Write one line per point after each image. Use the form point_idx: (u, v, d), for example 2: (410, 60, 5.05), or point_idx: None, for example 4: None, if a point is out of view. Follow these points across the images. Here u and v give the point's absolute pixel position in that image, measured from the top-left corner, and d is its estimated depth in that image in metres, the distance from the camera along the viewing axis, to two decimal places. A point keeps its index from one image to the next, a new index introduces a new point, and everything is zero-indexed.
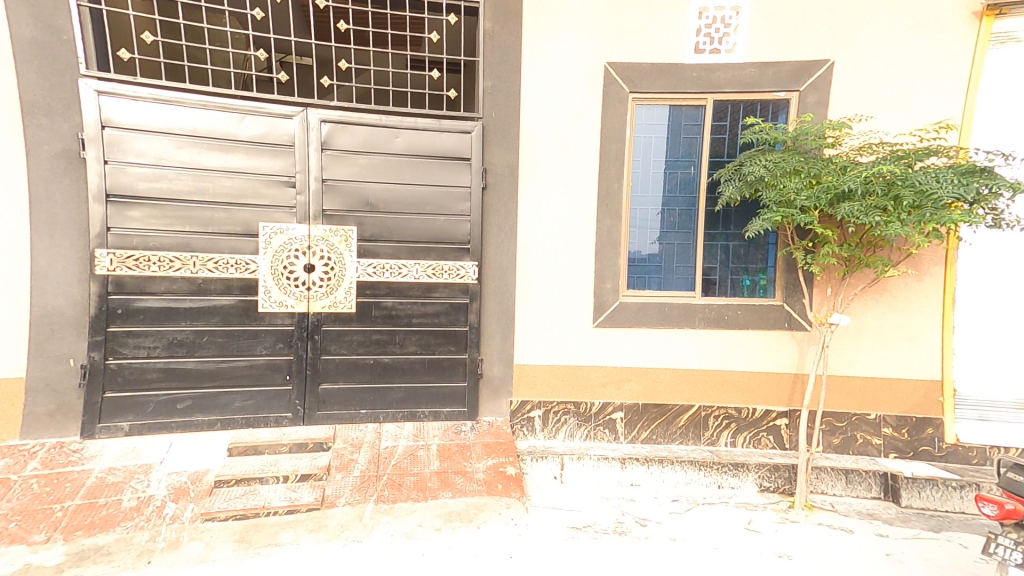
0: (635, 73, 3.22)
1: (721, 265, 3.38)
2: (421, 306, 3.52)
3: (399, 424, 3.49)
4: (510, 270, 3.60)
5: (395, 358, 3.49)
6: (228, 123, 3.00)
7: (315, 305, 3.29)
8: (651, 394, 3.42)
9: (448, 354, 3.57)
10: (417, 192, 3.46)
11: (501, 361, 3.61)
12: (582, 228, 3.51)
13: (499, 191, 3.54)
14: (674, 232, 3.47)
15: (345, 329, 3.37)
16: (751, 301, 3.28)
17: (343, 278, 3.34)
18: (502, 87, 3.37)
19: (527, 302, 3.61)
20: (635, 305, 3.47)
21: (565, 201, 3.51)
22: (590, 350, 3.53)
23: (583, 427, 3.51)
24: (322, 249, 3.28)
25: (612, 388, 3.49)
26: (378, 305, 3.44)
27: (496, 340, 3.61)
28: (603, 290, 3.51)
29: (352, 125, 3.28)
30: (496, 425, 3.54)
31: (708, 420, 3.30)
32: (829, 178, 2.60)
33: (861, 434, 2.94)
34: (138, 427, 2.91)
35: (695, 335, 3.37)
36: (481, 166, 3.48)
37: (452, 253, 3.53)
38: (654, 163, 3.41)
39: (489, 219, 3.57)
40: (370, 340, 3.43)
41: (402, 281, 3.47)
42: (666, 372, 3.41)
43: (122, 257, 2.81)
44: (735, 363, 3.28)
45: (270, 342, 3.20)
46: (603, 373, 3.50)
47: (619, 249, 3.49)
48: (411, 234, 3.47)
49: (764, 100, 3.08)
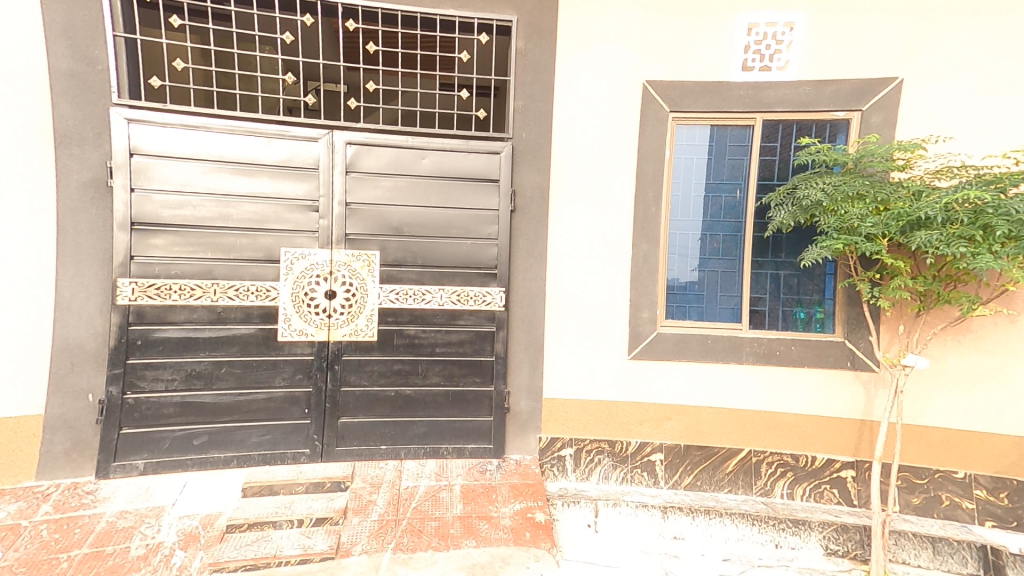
0: (676, 92, 3.04)
1: (771, 295, 3.11)
2: (444, 335, 3.40)
3: (420, 461, 3.27)
4: (538, 297, 3.43)
5: (417, 390, 3.33)
6: (256, 147, 2.94)
7: (336, 333, 3.20)
8: (694, 435, 3.13)
9: (473, 386, 3.39)
10: (442, 216, 3.39)
11: (529, 394, 3.40)
12: (617, 254, 3.30)
13: (528, 215, 3.39)
14: (718, 259, 3.22)
15: (367, 358, 3.26)
16: (807, 336, 2.98)
17: (364, 305, 3.27)
18: (534, 108, 3.23)
19: (557, 331, 3.41)
20: (675, 337, 3.21)
21: (599, 225, 3.31)
22: (625, 385, 3.28)
23: (618, 469, 3.21)
24: (344, 275, 3.22)
25: (651, 427, 3.21)
26: (399, 333, 3.34)
27: (524, 372, 3.42)
28: (640, 321, 3.27)
29: (378, 148, 3.21)
30: (524, 464, 3.30)
31: (761, 466, 3.00)
32: (900, 205, 2.28)
33: (948, 495, 2.61)
34: (153, 464, 2.78)
35: (743, 372, 3.08)
36: (509, 188, 3.35)
37: (478, 279, 3.44)
38: (695, 185, 3.19)
39: (516, 243, 3.43)
40: (393, 370, 3.31)
41: (425, 307, 3.38)
42: (710, 412, 3.12)
43: (143, 286, 2.72)
44: (790, 405, 2.98)
45: (289, 373, 3.07)
46: (639, 411, 3.24)
47: (656, 276, 3.26)
48: (435, 259, 3.39)
49: (820, 120, 2.86)
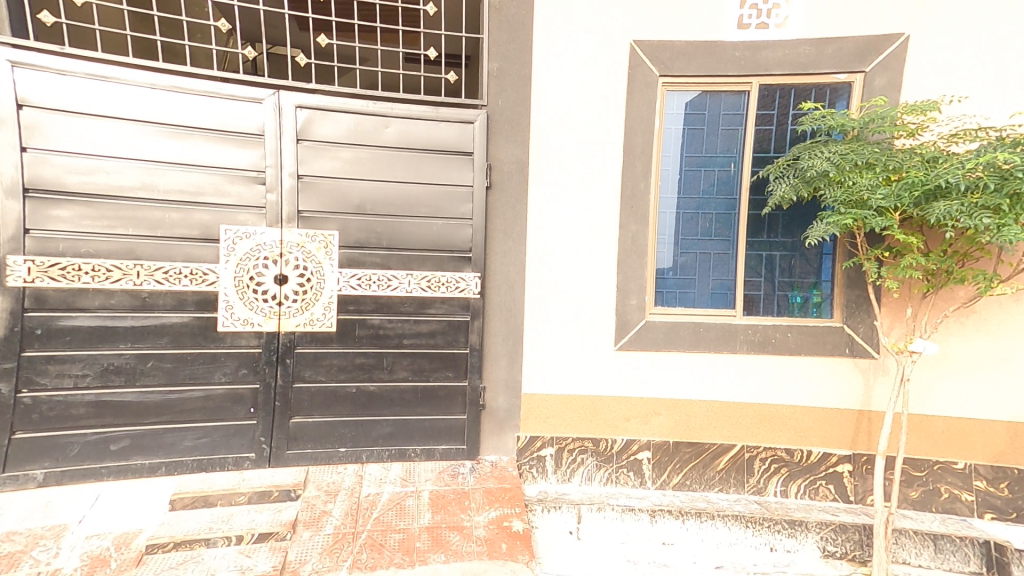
0: (666, 54, 2.75)
1: (768, 279, 2.86)
2: (412, 325, 3.07)
3: (386, 464, 2.95)
4: (517, 283, 3.13)
5: (381, 386, 3.00)
6: (189, 110, 2.59)
7: (287, 323, 2.84)
8: (684, 430, 2.89)
9: (443, 381, 3.08)
10: (410, 193, 3.05)
11: (506, 389, 3.11)
12: (602, 235, 3.03)
13: (506, 192, 3.09)
14: (707, 239, 2.97)
15: (324, 351, 2.91)
16: (803, 323, 2.74)
17: (321, 292, 2.91)
18: (510, 69, 2.92)
19: (536, 320, 3.12)
20: (664, 325, 2.95)
21: (582, 203, 3.03)
22: (610, 377, 3.02)
23: (602, 469, 2.96)
24: (296, 258, 2.85)
25: (638, 423, 2.96)
26: (362, 323, 2.99)
27: (501, 365, 3.12)
28: (626, 309, 3.01)
29: (334, 112, 2.84)
30: (500, 466, 3.00)
31: (753, 463, 2.74)
32: (916, 173, 2.05)
33: (946, 486, 2.40)
34: (57, 475, 2.40)
35: (736, 362, 2.84)
36: (484, 162, 3.04)
37: (450, 263, 3.11)
38: (686, 159, 2.92)
39: (492, 223, 3.12)
40: (354, 365, 2.96)
41: (392, 295, 3.04)
42: (700, 405, 2.88)
43: (42, 266, 2.36)
44: (785, 397, 2.73)
45: (231, 368, 2.70)
46: (626, 405, 2.98)
47: (645, 259, 3.00)
48: (402, 241, 3.05)
49: (820, 84, 2.61)
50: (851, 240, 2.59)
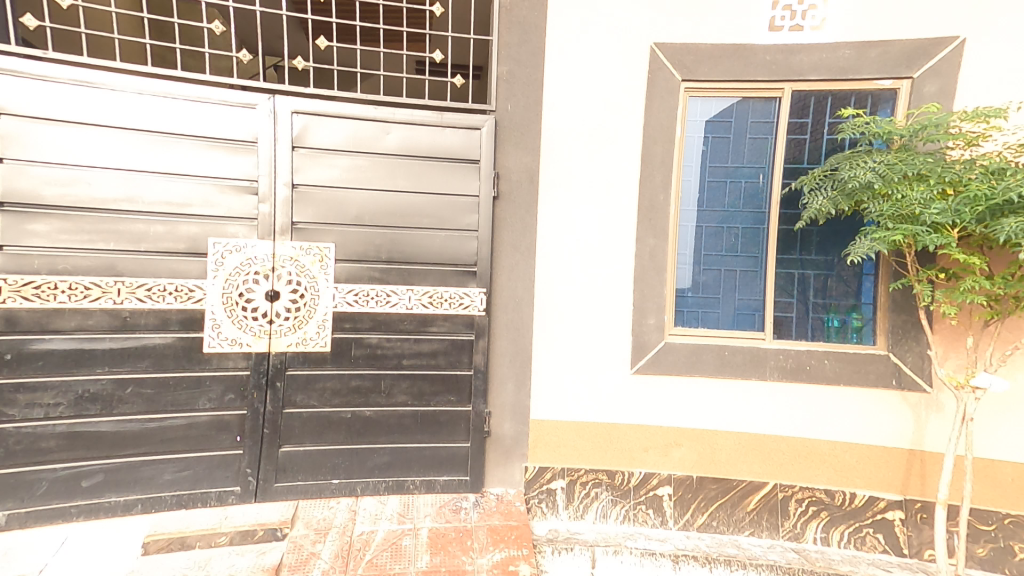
0: (690, 57, 2.56)
1: (801, 300, 2.61)
2: (413, 345, 2.86)
3: (382, 497, 2.71)
4: (526, 300, 2.92)
5: (378, 411, 2.78)
6: (178, 115, 2.42)
7: (278, 343, 2.64)
8: (709, 465, 2.63)
9: (445, 406, 2.86)
10: (412, 204, 2.86)
11: (513, 415, 2.88)
12: (617, 250, 2.83)
13: (515, 203, 2.90)
14: (733, 256, 2.74)
15: (317, 373, 2.70)
16: (841, 349, 2.49)
17: (315, 309, 2.71)
18: (523, 74, 2.74)
19: (547, 340, 2.91)
20: (686, 348, 2.73)
21: (597, 216, 2.83)
22: (626, 404, 2.80)
23: (618, 505, 2.70)
24: (289, 273, 2.66)
25: (657, 455, 2.71)
26: (358, 343, 2.79)
27: (508, 390, 2.90)
28: (643, 330, 2.80)
29: (333, 119, 2.66)
30: (506, 500, 2.75)
31: (788, 504, 2.48)
32: (978, 185, 1.82)
33: (1022, 544, 2.12)
34: (23, 515, 2.20)
35: (768, 392, 2.59)
36: (491, 171, 2.86)
37: (455, 279, 2.92)
38: (710, 169, 2.71)
39: (500, 236, 2.93)
40: (349, 388, 2.75)
41: (391, 312, 2.84)
42: (727, 438, 2.63)
43: (17, 284, 2.18)
44: (822, 431, 2.48)
45: (217, 394, 2.49)
46: (644, 435, 2.75)
47: (665, 276, 2.79)
48: (403, 255, 2.86)
49: (862, 89, 2.40)
50: (896, 260, 2.36)
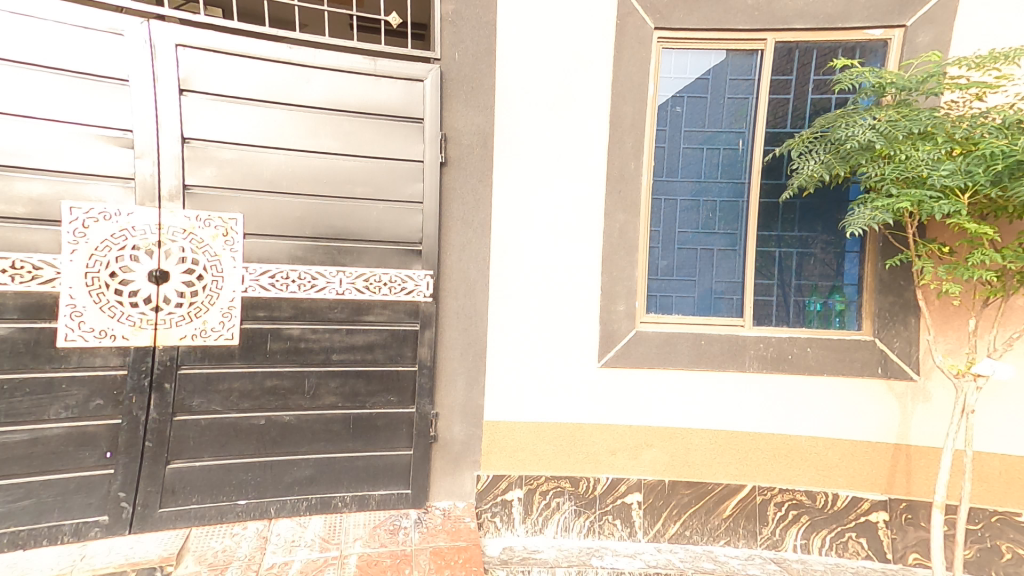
0: (663, 2, 2.24)
1: (782, 283, 2.36)
2: (344, 337, 2.41)
3: (302, 519, 2.27)
4: (480, 284, 2.56)
5: (300, 416, 2.32)
6: (17, 39, 1.89)
7: (167, 336, 2.13)
8: (682, 468, 2.35)
9: (382, 408, 2.44)
10: (341, 169, 2.40)
11: (464, 416, 2.51)
12: (581, 227, 2.51)
13: (466, 171, 2.51)
14: (709, 234, 2.45)
15: (221, 373, 2.21)
16: (825, 336, 2.24)
17: (218, 293, 2.21)
18: (474, 17, 2.36)
19: (504, 329, 2.57)
20: (658, 337, 2.44)
21: (559, 188, 2.49)
22: (591, 401, 2.49)
23: (583, 517, 2.38)
24: (181, 249, 2.15)
25: (627, 458, 2.41)
26: (276, 334, 2.31)
27: (459, 387, 2.53)
28: (611, 318, 2.50)
29: (234, 57, 2.16)
30: (453, 516, 2.36)
31: (767, 509, 2.22)
32: (993, 141, 1.59)
33: (1008, 544, 1.94)
34: None
35: (745, 384, 2.32)
36: (437, 132, 2.44)
37: (395, 258, 2.49)
38: (685, 135, 2.40)
39: (449, 211, 2.54)
40: (263, 390, 2.27)
41: (317, 298, 2.37)
42: (701, 436, 2.35)
43: None
44: (803, 426, 2.23)
45: (77, 400, 1.99)
46: (610, 435, 2.45)
47: (636, 257, 2.49)
48: (332, 230, 2.40)
49: (849, 41, 2.14)
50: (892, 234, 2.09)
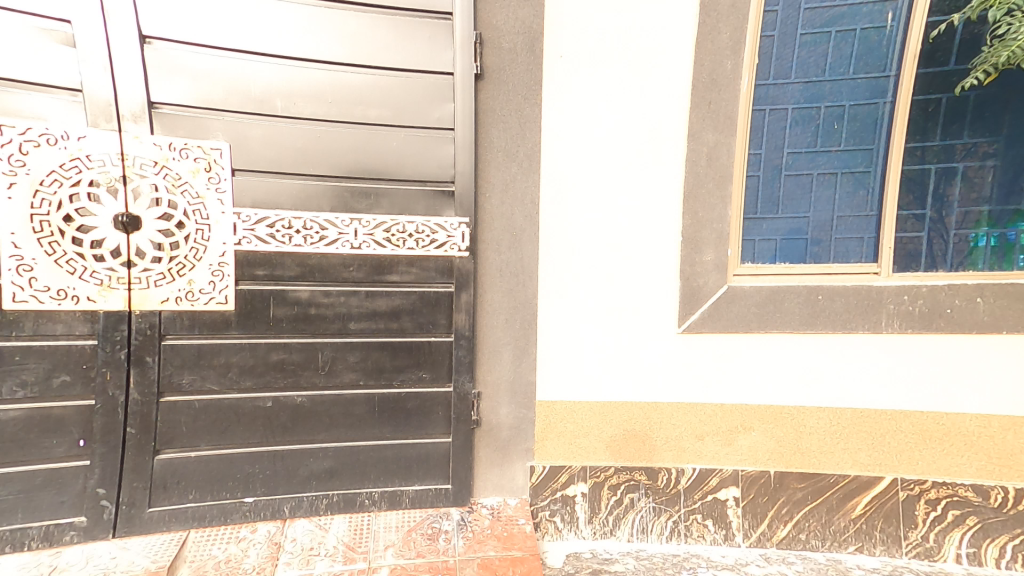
0: None
1: (934, 215, 1.78)
2: (363, 301, 1.95)
3: (322, 520, 1.87)
4: (527, 235, 2.08)
5: (314, 397, 1.89)
6: None
7: (145, 299, 1.68)
8: (792, 457, 1.84)
9: (412, 386, 2.01)
10: (350, 85, 1.87)
11: (511, 396, 2.09)
12: (656, 154, 1.95)
13: (508, 87, 1.96)
14: (830, 155, 1.85)
15: (217, 345, 1.78)
16: (1000, 281, 1.67)
17: (206, 246, 1.75)
18: None
19: (557, 289, 2.09)
20: (759, 293, 1.89)
21: (629, 102, 1.92)
22: (670, 375, 2.01)
23: (663, 518, 1.93)
24: (154, 188, 1.68)
25: (718, 445, 1.92)
26: (281, 298, 1.86)
27: (505, 359, 2.09)
28: (693, 272, 1.97)
29: None
30: (504, 517, 1.94)
31: (914, 508, 1.74)
32: None
33: None
34: None
35: (883, 351, 1.77)
36: (471, 33, 1.89)
37: (422, 202, 1.99)
38: (806, 16, 1.78)
39: (487, 140, 2.01)
40: (267, 365, 1.84)
41: (328, 254, 1.90)
42: (819, 417, 1.82)
43: None
44: (965, 403, 1.72)
45: (38, 376, 1.57)
46: (695, 416, 1.96)
47: (731, 189, 1.91)
48: (342, 166, 1.90)
49: None
50: None
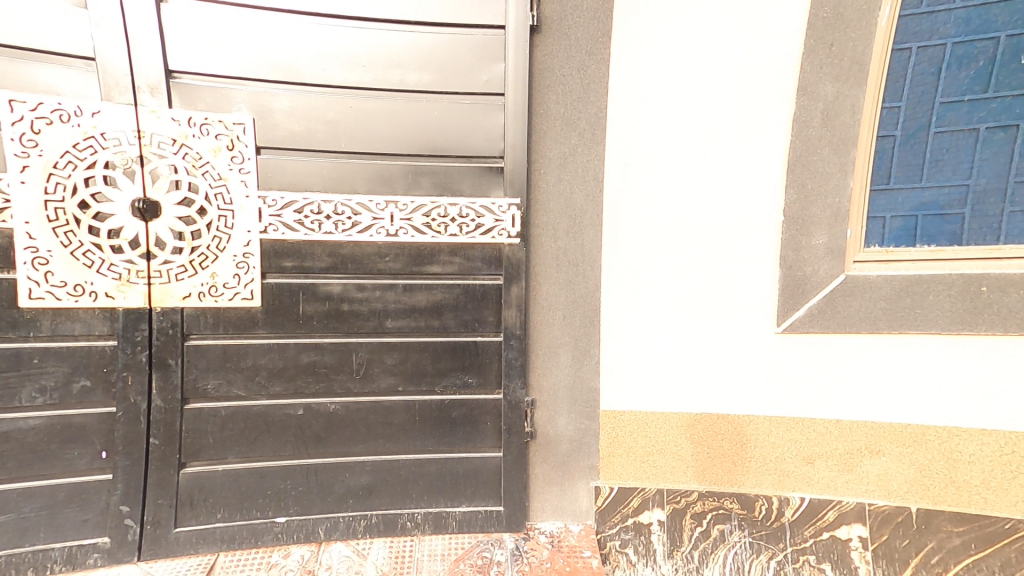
0: None
1: None
2: (401, 296, 1.70)
3: (359, 545, 1.65)
4: (589, 218, 1.77)
5: (349, 404, 1.67)
6: None
7: (166, 295, 1.49)
8: (941, 492, 1.47)
9: (457, 393, 1.75)
10: (388, 47, 1.61)
11: (572, 405, 1.80)
12: (752, 115, 1.60)
13: (570, 44, 1.68)
14: (996, 107, 1.49)
15: (244, 347, 1.58)
16: None
17: (229, 235, 1.54)
18: None
19: (625, 282, 1.77)
20: (893, 284, 1.50)
21: (718, 58, 1.61)
22: (770, 385, 1.64)
23: (761, 556, 1.61)
24: (173, 169, 1.48)
25: (835, 472, 1.56)
26: (311, 293, 1.64)
27: (564, 362, 1.80)
28: (798, 258, 1.59)
29: None
30: (566, 547, 1.67)
31: None
32: None
33: None
34: None
35: None
36: None
37: (468, 180, 1.71)
38: None
39: (544, 106, 1.72)
40: (298, 369, 1.63)
41: (362, 242, 1.66)
42: (986, 445, 1.43)
43: None
44: None
45: (56, 382, 1.41)
46: (809, 439, 1.60)
47: (856, 152, 1.51)
48: (377, 140, 1.65)
49: None
50: None
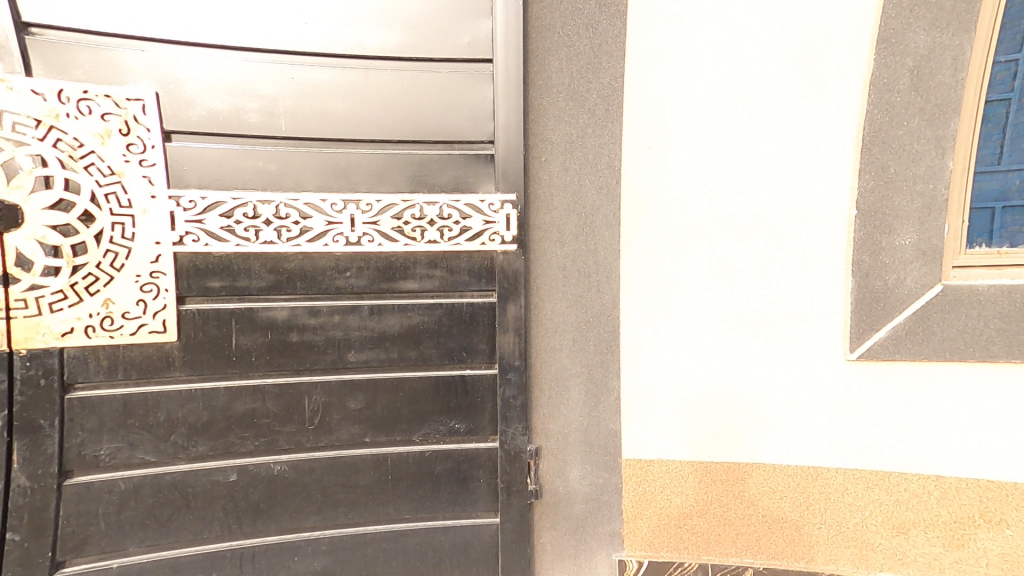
0: None
1: None
2: (365, 321, 1.31)
3: None
4: (604, 216, 1.39)
5: (299, 465, 1.28)
6: None
7: (35, 332, 1.10)
8: None
9: (440, 444, 1.36)
10: None
11: (585, 454, 1.41)
12: (812, 79, 1.23)
13: None
14: None
15: (155, 396, 1.19)
16: None
17: (126, 248, 1.15)
18: None
19: (651, 298, 1.39)
20: (1012, 297, 1.12)
21: (769, 4, 1.24)
22: (843, 429, 1.27)
23: None
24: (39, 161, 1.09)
25: (939, 547, 1.20)
26: (246, 321, 1.24)
27: (575, 400, 1.41)
28: (877, 265, 1.21)
29: None
30: None
31: None
32: None
33: None
34: None
35: None
36: None
37: (447, 171, 1.33)
38: None
39: (542, 74, 1.34)
40: (229, 421, 1.24)
41: (312, 253, 1.27)
42: None
43: None
44: None
45: None
46: (900, 502, 1.23)
47: (958, 122, 1.14)
48: (327, 120, 1.26)
49: None
50: None
